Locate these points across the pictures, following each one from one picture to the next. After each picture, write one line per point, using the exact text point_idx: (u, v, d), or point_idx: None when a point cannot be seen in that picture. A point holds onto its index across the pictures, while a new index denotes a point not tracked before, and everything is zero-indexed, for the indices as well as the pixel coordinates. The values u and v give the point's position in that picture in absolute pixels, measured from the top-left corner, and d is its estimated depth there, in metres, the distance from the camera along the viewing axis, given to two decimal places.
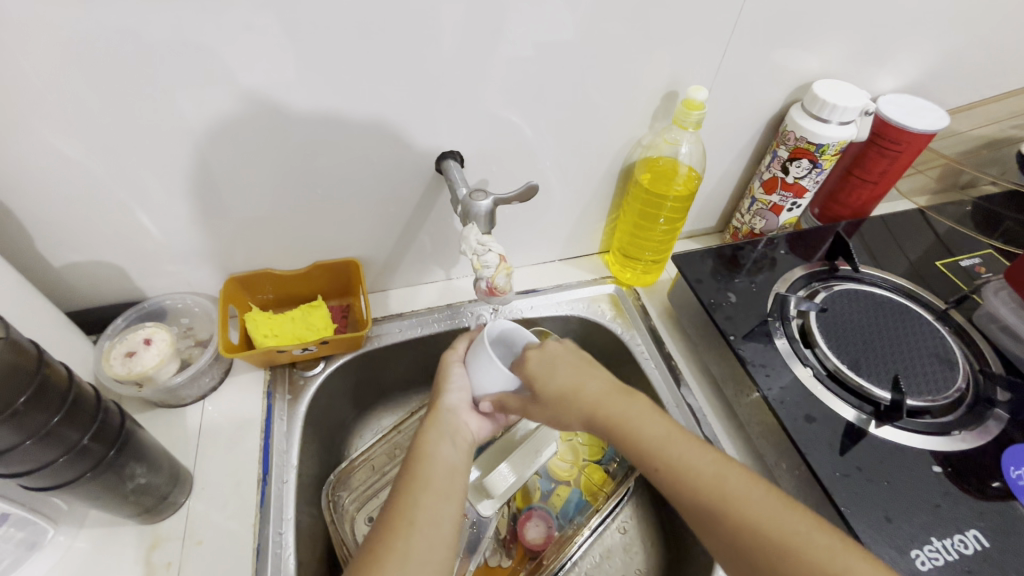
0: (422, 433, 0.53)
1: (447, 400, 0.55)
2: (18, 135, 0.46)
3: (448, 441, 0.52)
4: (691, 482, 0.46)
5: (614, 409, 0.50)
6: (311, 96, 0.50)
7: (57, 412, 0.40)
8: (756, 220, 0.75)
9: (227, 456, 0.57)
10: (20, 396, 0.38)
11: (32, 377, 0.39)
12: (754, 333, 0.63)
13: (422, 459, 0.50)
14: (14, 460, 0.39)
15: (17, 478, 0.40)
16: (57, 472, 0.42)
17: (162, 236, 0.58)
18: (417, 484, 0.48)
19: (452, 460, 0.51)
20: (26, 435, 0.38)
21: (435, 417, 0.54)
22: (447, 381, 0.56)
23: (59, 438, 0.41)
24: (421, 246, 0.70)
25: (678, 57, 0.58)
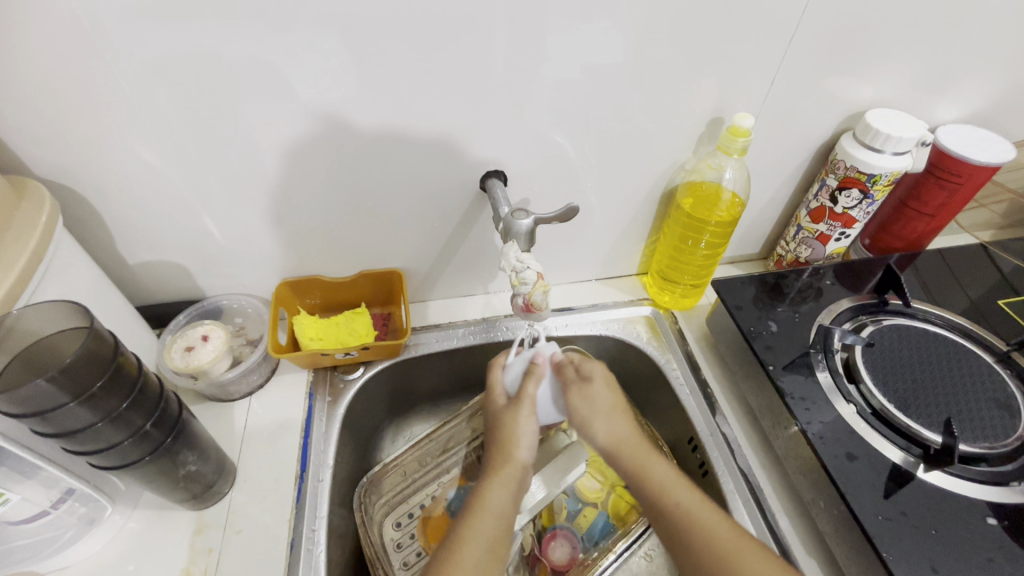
0: (488, 484, 0.52)
1: (517, 449, 0.54)
2: (111, 144, 0.51)
3: (509, 498, 0.52)
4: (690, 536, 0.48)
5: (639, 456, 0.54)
6: (368, 114, 0.54)
7: (127, 397, 0.44)
8: (801, 249, 0.74)
9: (268, 452, 0.60)
10: (96, 382, 0.42)
11: (107, 365, 0.43)
12: (794, 364, 0.61)
13: (481, 513, 0.50)
14: (87, 439, 0.42)
15: (87, 456, 0.44)
16: (122, 454, 0.45)
17: (224, 240, 0.62)
18: (474, 536, 0.48)
19: (507, 516, 0.51)
20: (99, 417, 0.42)
21: (502, 469, 0.53)
22: (524, 431, 0.55)
23: (126, 422, 0.44)
24: (462, 260, 0.72)
25: (725, 83, 0.59)
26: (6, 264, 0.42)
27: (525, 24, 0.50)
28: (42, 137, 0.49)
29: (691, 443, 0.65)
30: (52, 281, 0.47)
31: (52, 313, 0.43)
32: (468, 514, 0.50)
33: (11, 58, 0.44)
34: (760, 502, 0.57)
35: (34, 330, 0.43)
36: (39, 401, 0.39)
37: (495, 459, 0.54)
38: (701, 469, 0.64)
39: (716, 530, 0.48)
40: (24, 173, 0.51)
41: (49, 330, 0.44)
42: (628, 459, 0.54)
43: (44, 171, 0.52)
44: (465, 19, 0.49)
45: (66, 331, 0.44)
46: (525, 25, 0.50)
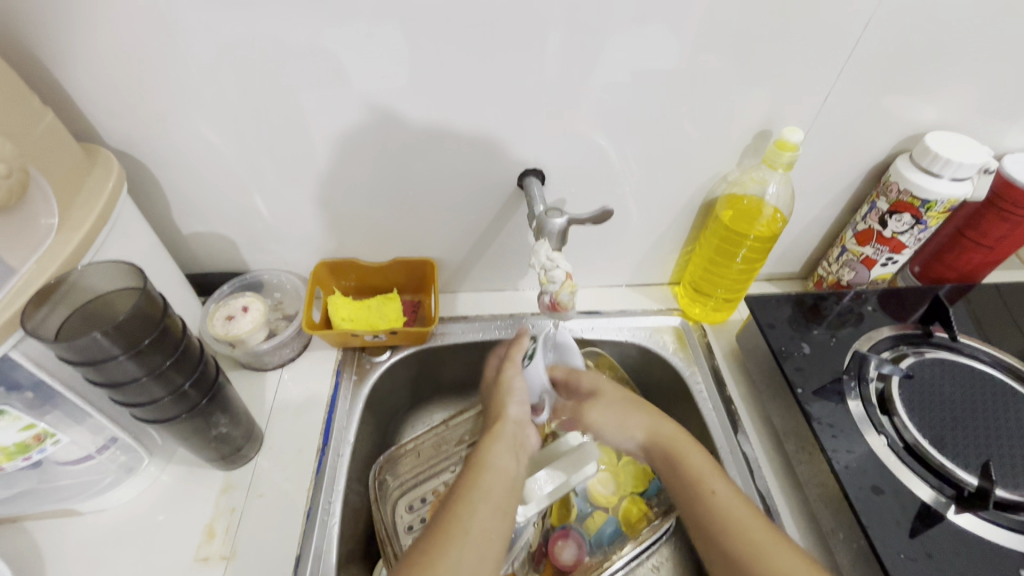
0: (486, 443, 0.54)
1: (510, 409, 0.57)
2: (176, 119, 0.54)
3: (510, 454, 0.54)
4: (690, 481, 0.52)
5: (676, 441, 0.55)
6: (415, 106, 0.55)
7: (170, 356, 0.47)
8: (844, 271, 0.72)
9: (294, 423, 0.63)
10: (145, 338, 0.45)
11: (156, 324, 0.45)
12: (824, 390, 0.59)
13: (482, 468, 0.52)
14: (132, 391, 0.45)
15: (132, 407, 0.47)
16: (163, 408, 0.48)
17: (270, 218, 0.65)
18: (477, 492, 0.49)
19: (511, 472, 0.53)
20: (144, 372, 0.45)
21: (498, 428, 0.55)
22: (510, 394, 0.58)
23: (167, 380, 0.47)
24: (495, 255, 0.73)
25: (777, 95, 0.57)
26: (75, 223, 0.46)
27: (576, 24, 0.50)
28: (115, 109, 0.53)
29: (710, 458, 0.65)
30: (113, 243, 0.50)
31: (110, 273, 0.47)
32: (467, 473, 0.51)
33: (95, 33, 0.47)
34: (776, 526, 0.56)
35: (94, 287, 0.47)
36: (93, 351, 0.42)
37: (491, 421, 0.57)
38: None
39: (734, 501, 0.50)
40: (97, 141, 0.55)
41: (108, 288, 0.47)
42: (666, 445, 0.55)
43: (115, 140, 0.55)
44: (516, 18, 0.49)
45: (122, 290, 0.48)
46: (576, 25, 0.50)
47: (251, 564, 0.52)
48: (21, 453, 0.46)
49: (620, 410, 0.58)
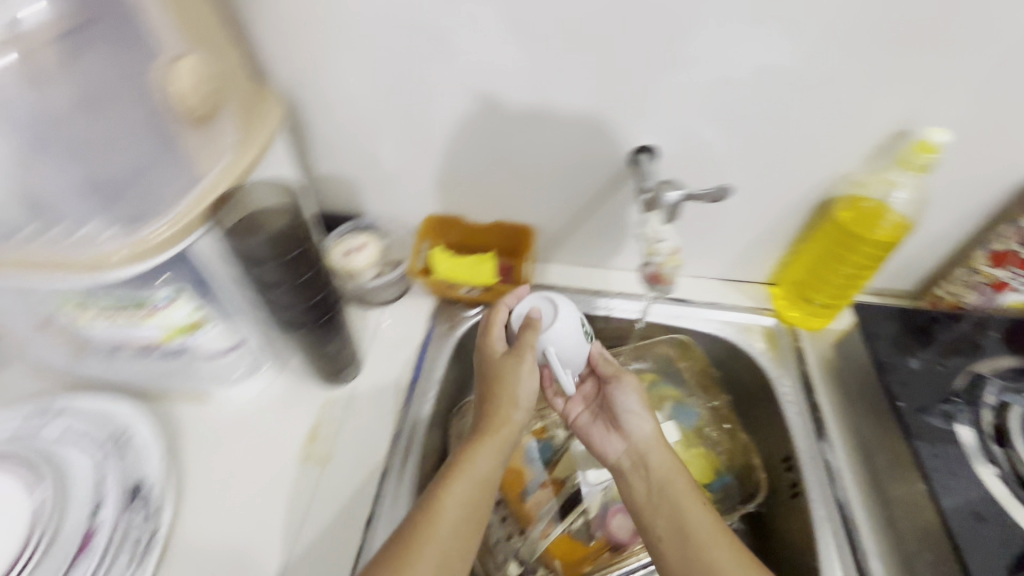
0: (476, 443, 0.54)
1: (512, 410, 0.56)
2: (330, 66, 0.60)
3: (493, 458, 0.54)
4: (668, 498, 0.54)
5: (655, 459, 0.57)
6: (541, 74, 0.57)
7: (307, 272, 0.53)
8: (967, 293, 0.67)
9: (389, 357, 0.68)
10: (292, 251, 0.50)
11: (301, 242, 0.51)
12: (931, 409, 0.56)
13: (463, 471, 0.52)
14: (276, 294, 0.52)
15: (272, 308, 0.54)
16: (294, 317, 0.55)
17: (390, 168, 0.70)
18: (452, 497, 0.50)
19: (491, 478, 0.53)
20: (286, 280, 0.51)
21: (495, 432, 0.55)
22: (514, 389, 0.55)
23: (302, 292, 0.53)
24: (591, 229, 0.74)
25: (923, 93, 0.54)
26: (249, 142, 0.50)
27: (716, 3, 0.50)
28: (277, 52, 0.59)
29: (787, 461, 0.64)
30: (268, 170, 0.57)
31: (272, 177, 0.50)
32: (450, 472, 0.52)
33: None
34: (853, 538, 0.55)
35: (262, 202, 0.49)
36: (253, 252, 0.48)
37: (487, 417, 0.56)
38: (792, 490, 0.62)
39: (702, 512, 0.53)
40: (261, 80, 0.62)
41: (264, 206, 0.49)
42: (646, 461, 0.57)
43: (276, 81, 0.62)
44: None
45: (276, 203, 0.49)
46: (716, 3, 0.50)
47: (343, 470, 0.58)
48: (180, 334, 0.53)
49: (634, 407, 0.61)
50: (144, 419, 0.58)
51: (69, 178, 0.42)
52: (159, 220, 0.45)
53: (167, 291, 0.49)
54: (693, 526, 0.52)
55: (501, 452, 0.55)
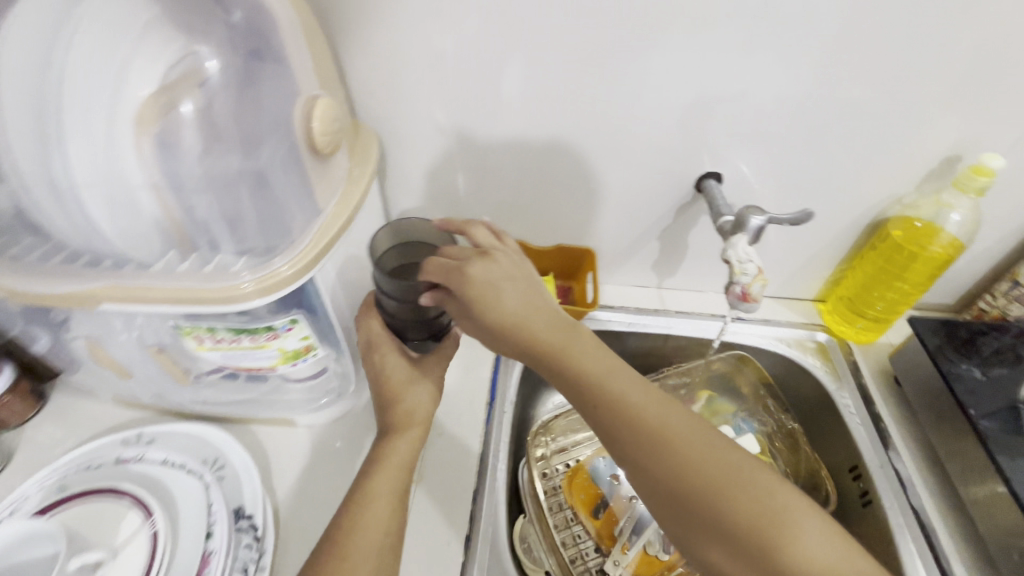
0: (403, 394, 0.55)
1: (413, 387, 0.56)
2: (415, 101, 0.63)
3: (404, 439, 0.53)
4: (714, 479, 0.41)
5: (683, 423, 0.44)
6: (613, 108, 0.62)
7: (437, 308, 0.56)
8: (1012, 306, 0.70)
9: (465, 379, 0.70)
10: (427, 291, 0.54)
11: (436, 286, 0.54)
12: (1001, 417, 0.57)
13: (381, 461, 0.51)
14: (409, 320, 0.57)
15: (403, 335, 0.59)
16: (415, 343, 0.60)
17: (464, 193, 0.73)
18: (377, 477, 0.50)
19: (409, 464, 0.52)
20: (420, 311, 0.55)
21: (401, 402, 0.55)
22: (387, 351, 0.56)
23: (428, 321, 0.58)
24: (652, 251, 0.77)
25: (969, 123, 0.59)
26: (356, 180, 0.53)
27: (777, 48, 0.55)
28: (370, 91, 0.62)
29: (855, 471, 0.66)
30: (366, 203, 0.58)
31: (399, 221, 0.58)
32: (370, 464, 0.51)
33: (379, 30, 0.57)
34: (932, 543, 0.57)
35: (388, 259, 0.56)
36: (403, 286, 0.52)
37: (384, 397, 0.56)
38: (862, 498, 0.64)
39: (683, 423, 0.44)
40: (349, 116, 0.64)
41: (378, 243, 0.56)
42: (673, 444, 0.43)
43: (361, 114, 0.65)
44: (723, 37, 0.55)
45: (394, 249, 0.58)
46: (777, 49, 0.55)
47: (437, 488, 0.60)
48: (292, 358, 0.53)
49: (636, 378, 0.46)
50: (233, 446, 0.59)
51: (196, 211, 0.43)
52: (281, 255, 0.45)
53: (283, 321, 0.48)
54: (746, 490, 0.41)
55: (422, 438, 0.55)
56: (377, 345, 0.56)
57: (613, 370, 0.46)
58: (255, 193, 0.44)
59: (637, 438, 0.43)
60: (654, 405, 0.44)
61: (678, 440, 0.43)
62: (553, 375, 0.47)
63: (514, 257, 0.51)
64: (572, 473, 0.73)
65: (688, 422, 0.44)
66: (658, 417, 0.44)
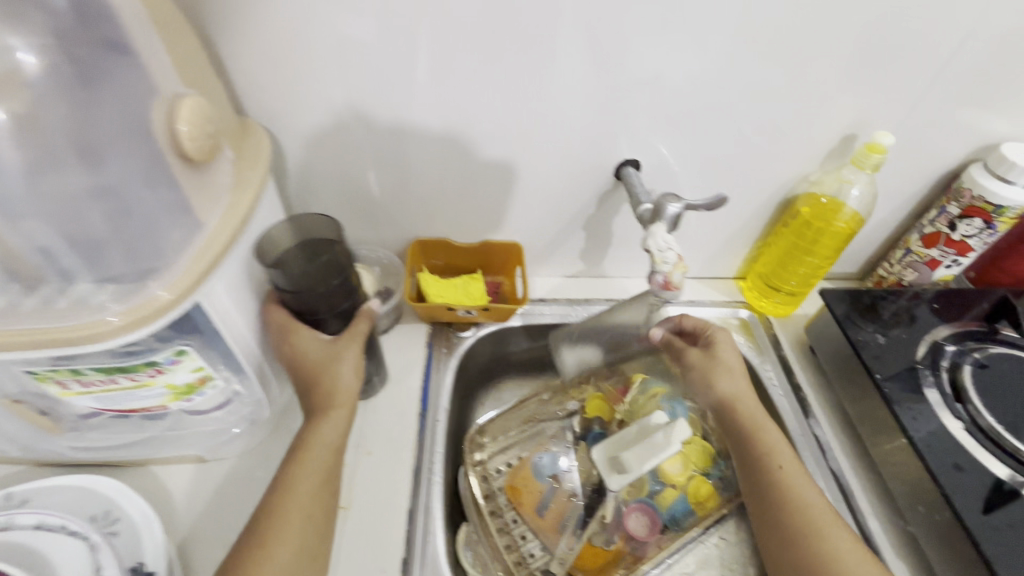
0: (327, 379, 0.52)
1: (340, 364, 0.53)
2: (312, 94, 0.58)
3: (330, 423, 0.51)
4: (808, 520, 0.53)
5: (799, 482, 0.55)
6: (526, 96, 0.59)
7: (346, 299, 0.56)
8: (907, 272, 0.75)
9: (393, 390, 0.66)
10: (335, 280, 0.54)
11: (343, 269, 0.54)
12: (901, 377, 0.60)
13: (304, 449, 0.50)
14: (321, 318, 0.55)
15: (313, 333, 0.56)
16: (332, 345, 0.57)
17: (378, 193, 0.68)
18: (298, 471, 0.49)
19: (335, 450, 0.51)
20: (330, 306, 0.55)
21: (325, 386, 0.52)
22: (304, 331, 0.53)
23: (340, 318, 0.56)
24: (578, 241, 0.76)
25: (863, 101, 0.61)
26: (245, 186, 0.47)
27: (684, 32, 0.55)
28: (259, 84, 0.56)
29: None
30: (262, 210, 0.52)
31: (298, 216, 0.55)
32: (294, 453, 0.50)
33: (259, 16, 0.51)
34: (850, 501, 0.60)
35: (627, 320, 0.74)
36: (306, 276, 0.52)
37: (308, 376, 0.53)
38: None
39: (812, 491, 0.54)
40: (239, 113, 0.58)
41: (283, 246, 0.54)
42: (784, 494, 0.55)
43: (253, 111, 0.58)
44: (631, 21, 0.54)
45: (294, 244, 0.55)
46: (684, 33, 0.55)
47: (367, 514, 0.56)
48: (186, 393, 0.47)
49: (779, 444, 0.58)
50: (129, 494, 0.52)
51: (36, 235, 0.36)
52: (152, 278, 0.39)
53: (166, 354, 0.42)
54: (831, 547, 0.51)
55: (349, 419, 0.53)
56: (294, 327, 0.53)
57: (764, 431, 0.59)
58: (110, 213, 0.37)
59: (812, 497, 0.54)
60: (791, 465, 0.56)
61: (791, 499, 0.54)
62: (738, 429, 0.60)
63: (750, 400, 0.61)
64: (513, 474, 0.71)
65: (814, 493, 0.54)
66: (772, 463, 0.57)
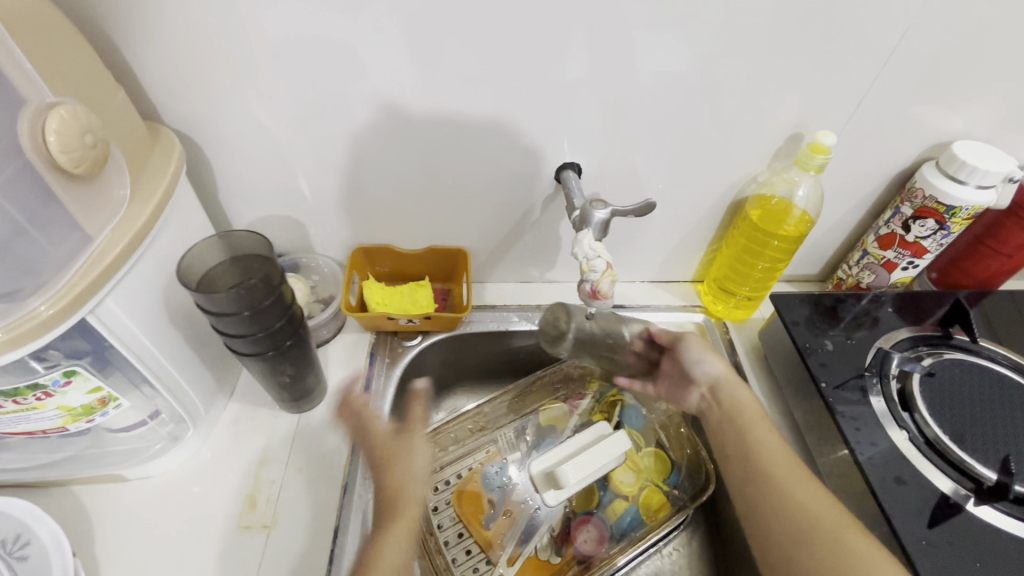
0: (386, 537, 0.51)
1: (415, 478, 0.55)
2: (234, 102, 0.56)
3: (402, 543, 0.51)
4: (773, 481, 0.50)
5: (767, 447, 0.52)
6: (453, 100, 0.57)
7: (280, 318, 0.52)
8: (864, 274, 0.73)
9: (330, 402, 0.65)
10: (265, 300, 0.50)
11: (272, 289, 0.50)
12: (847, 386, 0.59)
13: (377, 570, 0.49)
14: (254, 342, 0.52)
15: (245, 357, 0.54)
16: (270, 363, 0.55)
17: (314, 199, 0.66)
18: None
19: (399, 565, 0.50)
20: (259, 329, 0.51)
21: (402, 514, 0.52)
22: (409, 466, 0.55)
23: (273, 337, 0.53)
24: (526, 246, 0.74)
25: (807, 101, 0.59)
26: (144, 198, 0.46)
27: (611, 32, 0.53)
28: (176, 92, 0.54)
29: None
30: (173, 221, 0.50)
31: (228, 232, 0.53)
32: (363, 573, 0.49)
33: (165, 22, 0.49)
34: None
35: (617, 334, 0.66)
36: (229, 305, 0.48)
37: (391, 504, 0.53)
38: None
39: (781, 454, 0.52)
40: (158, 121, 0.56)
41: (207, 265, 0.53)
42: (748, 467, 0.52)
43: (173, 118, 0.56)
44: (554, 22, 0.52)
45: (226, 262, 0.54)
46: (611, 33, 0.53)
47: (292, 533, 0.54)
48: (85, 415, 0.47)
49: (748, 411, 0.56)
50: (41, 515, 0.50)
51: None
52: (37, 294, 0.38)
53: (55, 376, 0.42)
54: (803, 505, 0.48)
55: (410, 531, 0.52)
56: (395, 465, 0.55)
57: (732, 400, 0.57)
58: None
59: (784, 461, 0.51)
60: (758, 434, 0.54)
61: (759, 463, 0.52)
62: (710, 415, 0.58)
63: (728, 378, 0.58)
64: (460, 485, 0.69)
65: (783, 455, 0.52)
66: (742, 433, 0.54)
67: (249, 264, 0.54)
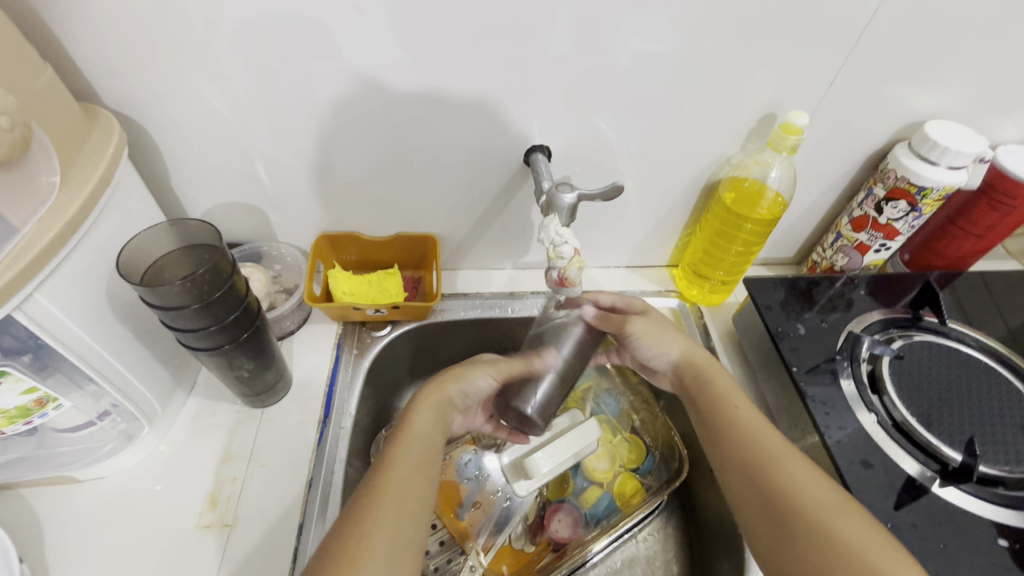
0: (415, 408, 0.52)
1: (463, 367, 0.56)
2: (178, 82, 0.52)
3: (439, 420, 0.51)
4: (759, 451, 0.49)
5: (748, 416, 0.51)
6: (412, 79, 0.54)
7: (234, 310, 0.50)
8: (838, 257, 0.72)
9: (294, 396, 0.63)
10: (216, 292, 0.47)
11: (224, 280, 0.48)
12: (818, 369, 0.58)
13: (408, 435, 0.49)
14: (206, 336, 0.50)
15: (198, 351, 0.51)
16: (224, 357, 0.52)
17: (272, 185, 0.63)
18: (405, 457, 0.47)
19: (435, 439, 0.50)
20: (212, 322, 0.49)
21: (433, 394, 0.53)
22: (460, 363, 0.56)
23: (227, 330, 0.50)
24: (497, 232, 0.72)
25: (780, 80, 0.58)
26: (77, 184, 0.43)
27: (575, 8, 0.50)
28: (114, 71, 0.51)
29: None
30: (112, 209, 0.47)
31: (179, 220, 0.50)
32: (392, 440, 0.49)
33: None
34: None
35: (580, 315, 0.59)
36: (174, 298, 0.45)
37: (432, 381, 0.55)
38: None
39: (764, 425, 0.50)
40: (97, 102, 0.53)
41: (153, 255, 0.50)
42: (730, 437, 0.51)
43: (114, 99, 0.53)
44: None
45: (177, 251, 0.51)
46: (575, 8, 0.50)
47: (254, 531, 0.53)
48: (22, 416, 0.44)
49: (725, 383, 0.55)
50: None
51: None
52: None
53: None
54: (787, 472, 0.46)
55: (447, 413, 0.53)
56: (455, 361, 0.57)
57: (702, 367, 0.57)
58: None
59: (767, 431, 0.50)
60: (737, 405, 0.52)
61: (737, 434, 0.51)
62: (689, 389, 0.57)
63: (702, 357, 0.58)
64: None
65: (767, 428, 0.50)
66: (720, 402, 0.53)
67: (202, 253, 0.52)
